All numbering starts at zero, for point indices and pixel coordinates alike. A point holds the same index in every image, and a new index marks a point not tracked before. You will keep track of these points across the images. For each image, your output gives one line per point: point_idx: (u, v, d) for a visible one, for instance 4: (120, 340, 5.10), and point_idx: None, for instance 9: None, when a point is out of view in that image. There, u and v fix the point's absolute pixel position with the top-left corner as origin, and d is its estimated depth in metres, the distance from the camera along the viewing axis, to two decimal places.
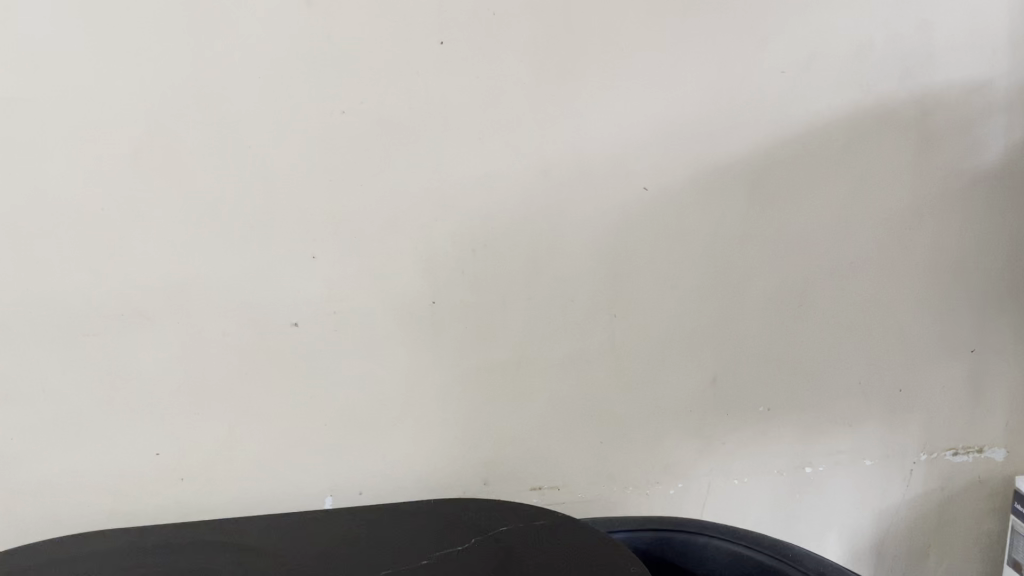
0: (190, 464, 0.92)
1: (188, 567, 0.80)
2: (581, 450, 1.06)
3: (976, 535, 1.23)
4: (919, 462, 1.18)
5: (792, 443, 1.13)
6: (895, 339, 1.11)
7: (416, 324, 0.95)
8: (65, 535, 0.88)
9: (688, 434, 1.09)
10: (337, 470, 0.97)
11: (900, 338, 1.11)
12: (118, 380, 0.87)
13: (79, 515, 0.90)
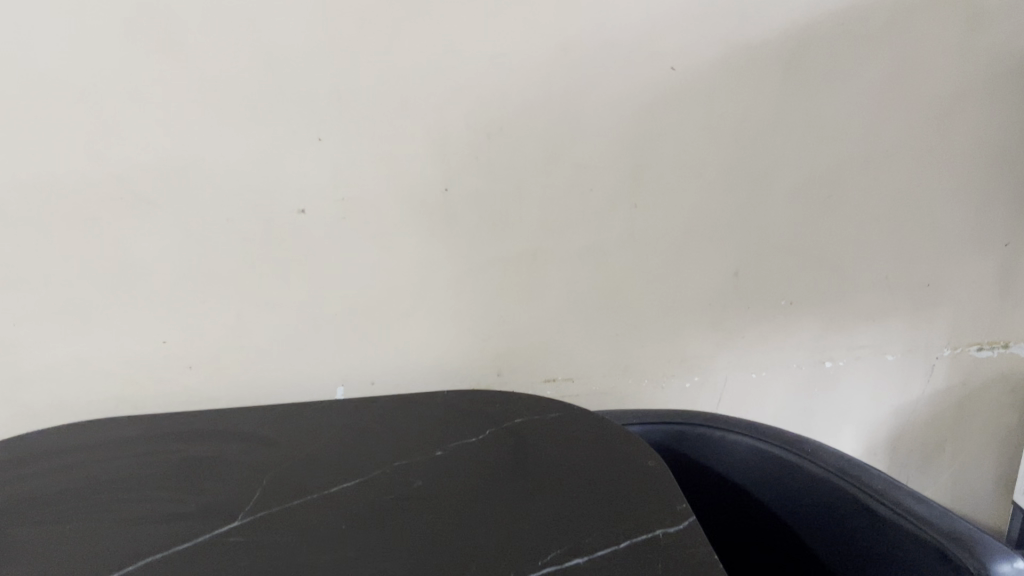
0: (198, 352, 0.91)
1: (201, 456, 0.79)
2: (597, 343, 1.04)
3: (993, 430, 1.23)
4: (943, 357, 1.15)
5: (813, 337, 1.10)
6: (925, 232, 1.07)
7: (429, 213, 0.91)
8: (75, 422, 0.87)
9: (706, 328, 1.07)
10: (348, 360, 0.96)
11: (930, 231, 1.07)
12: (120, 269, 0.84)
13: (88, 401, 0.89)
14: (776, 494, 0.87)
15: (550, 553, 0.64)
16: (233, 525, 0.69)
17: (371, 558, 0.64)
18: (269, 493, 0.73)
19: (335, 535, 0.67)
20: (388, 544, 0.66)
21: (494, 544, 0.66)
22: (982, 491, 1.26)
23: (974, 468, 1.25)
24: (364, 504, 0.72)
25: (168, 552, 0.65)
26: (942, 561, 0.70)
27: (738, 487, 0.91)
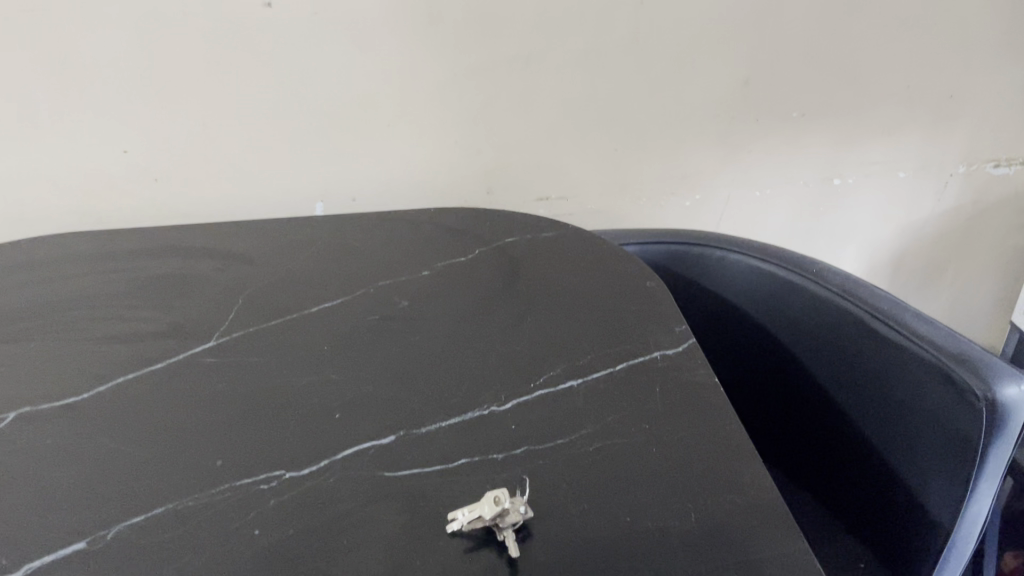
0: (164, 163, 0.84)
1: (173, 274, 0.75)
2: (594, 157, 0.98)
3: (999, 250, 1.20)
4: (957, 175, 1.10)
5: (823, 153, 1.04)
6: (955, 37, 0.98)
7: (412, 10, 0.81)
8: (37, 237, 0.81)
9: (711, 142, 1.00)
10: (328, 175, 0.90)
11: (961, 36, 0.98)
12: (67, 71, 0.75)
13: (48, 215, 0.84)
14: (776, 316, 0.84)
15: (542, 376, 0.61)
16: (208, 346, 0.65)
17: (356, 382, 0.61)
18: (245, 312, 0.69)
19: (316, 357, 0.64)
20: (373, 367, 0.63)
21: (484, 366, 0.63)
22: (977, 309, 1.26)
23: (972, 286, 1.23)
24: (347, 324, 0.68)
25: (141, 375, 0.62)
26: (945, 383, 0.68)
27: (738, 309, 0.88)
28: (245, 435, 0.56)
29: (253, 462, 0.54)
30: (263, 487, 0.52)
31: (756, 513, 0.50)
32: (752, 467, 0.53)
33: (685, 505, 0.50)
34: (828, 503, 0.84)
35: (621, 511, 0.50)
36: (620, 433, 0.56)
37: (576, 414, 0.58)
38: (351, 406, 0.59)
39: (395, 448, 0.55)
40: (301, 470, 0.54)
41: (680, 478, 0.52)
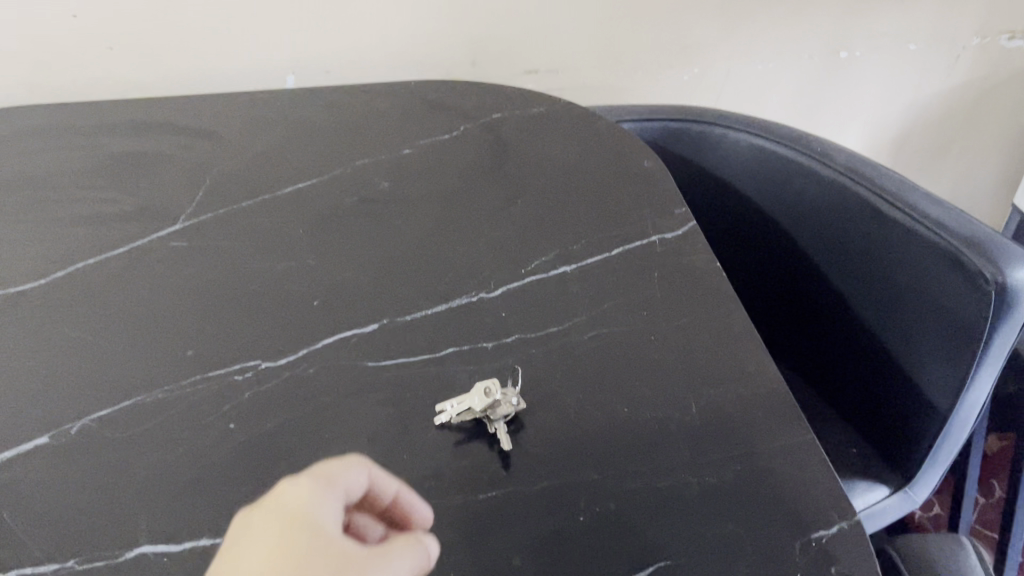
0: (118, 30, 0.76)
1: (134, 150, 0.69)
2: (586, 27, 0.91)
3: (1007, 129, 1.15)
4: (969, 48, 1.04)
5: (830, 24, 0.97)
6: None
7: None
8: None
9: (712, 11, 0.93)
10: (299, 43, 0.83)
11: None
12: None
13: None
14: (776, 196, 0.80)
15: (534, 261, 0.58)
16: (175, 229, 0.61)
17: (335, 267, 0.58)
18: (215, 191, 0.65)
19: (293, 240, 0.60)
20: (354, 250, 0.59)
21: (472, 249, 0.59)
22: (977, 189, 1.22)
23: (975, 166, 1.20)
24: (324, 204, 0.64)
25: (104, 259, 0.58)
26: (954, 268, 0.65)
27: (736, 189, 0.84)
28: (217, 323, 0.53)
29: (225, 351, 0.51)
30: (238, 378, 0.49)
31: (759, 404, 0.47)
32: (755, 356, 0.50)
33: (687, 395, 0.48)
34: (821, 386, 0.83)
35: (618, 401, 0.48)
36: (617, 321, 0.53)
37: (570, 300, 0.54)
38: (331, 292, 0.55)
39: (379, 337, 0.52)
40: (278, 360, 0.50)
41: (678, 366, 0.50)
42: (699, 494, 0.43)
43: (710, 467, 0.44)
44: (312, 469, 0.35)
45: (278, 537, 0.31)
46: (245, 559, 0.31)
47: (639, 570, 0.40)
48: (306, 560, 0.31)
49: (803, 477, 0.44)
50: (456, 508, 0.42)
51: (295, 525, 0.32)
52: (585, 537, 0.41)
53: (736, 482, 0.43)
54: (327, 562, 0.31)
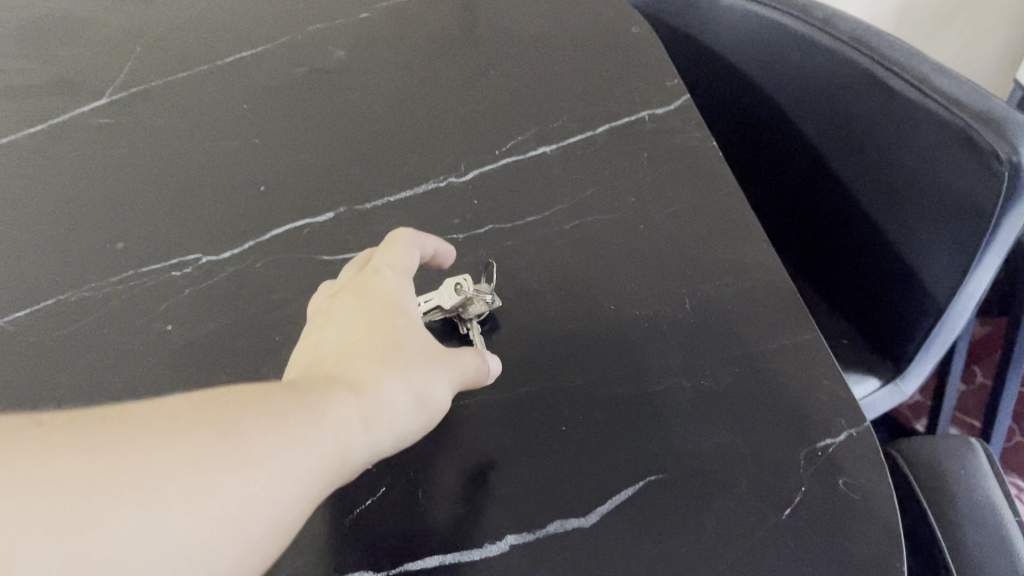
0: None
1: (54, 14, 0.61)
2: None
3: None
4: None
5: None
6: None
7: None
8: None
9: None
10: None
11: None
12: None
13: None
14: (773, 68, 0.73)
15: (508, 141, 0.51)
16: (100, 105, 0.54)
17: (285, 148, 0.51)
18: (145, 60, 0.57)
19: (236, 118, 0.53)
20: (307, 129, 0.52)
21: (438, 128, 0.52)
22: (990, 67, 1.10)
23: None
24: (269, 76, 0.56)
25: (21, 141, 0.51)
26: (964, 145, 0.58)
27: (730, 61, 0.77)
28: (152, 214, 0.47)
29: (161, 245, 0.45)
30: (176, 274, 0.44)
31: (760, 299, 0.42)
32: (757, 246, 0.45)
33: (680, 291, 0.43)
34: (822, 270, 0.79)
35: (604, 299, 0.43)
36: (601, 208, 0.47)
37: (550, 185, 0.48)
38: (280, 176, 0.49)
39: (334, 227, 0.46)
40: (220, 254, 0.45)
41: (669, 258, 0.45)
42: (694, 401, 0.38)
43: (705, 370, 0.40)
44: (388, 260, 0.38)
45: (369, 316, 0.35)
46: (341, 334, 0.35)
47: (628, 485, 0.36)
48: (393, 330, 0.35)
49: (809, 379, 0.39)
50: None
51: (380, 309, 0.36)
52: (567, 448, 0.37)
53: (734, 386, 0.39)
54: (410, 341, 0.35)
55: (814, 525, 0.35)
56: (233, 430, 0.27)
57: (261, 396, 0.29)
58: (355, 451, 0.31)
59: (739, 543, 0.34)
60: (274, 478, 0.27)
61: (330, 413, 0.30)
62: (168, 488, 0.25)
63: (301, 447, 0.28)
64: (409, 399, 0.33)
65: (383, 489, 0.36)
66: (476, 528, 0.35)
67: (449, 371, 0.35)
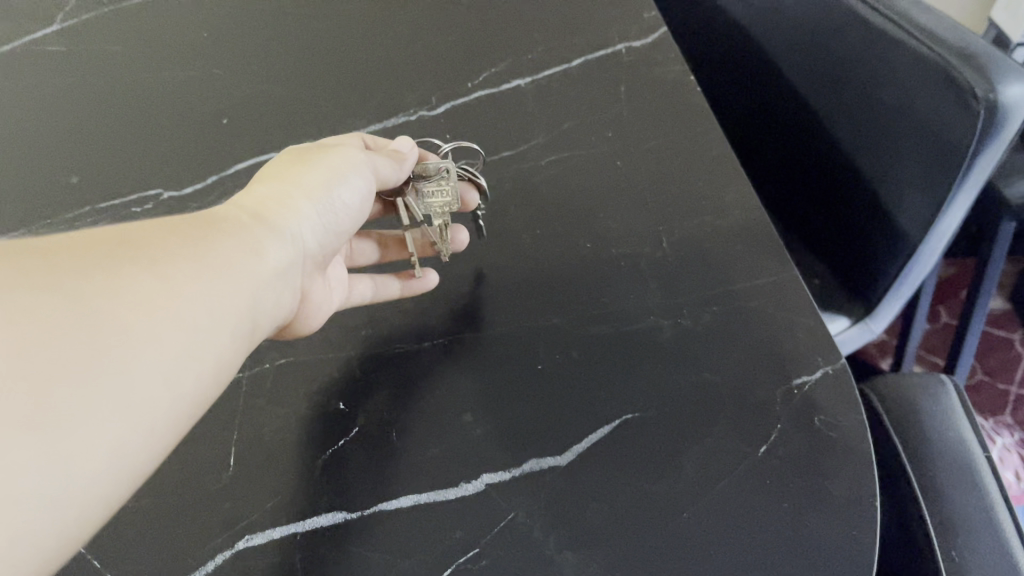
0: None
1: None
2: None
3: None
4: None
5: None
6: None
7: None
8: None
9: None
10: None
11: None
12: None
13: None
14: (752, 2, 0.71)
15: (481, 74, 0.49)
16: (51, 31, 0.51)
17: (246, 79, 0.49)
18: None
19: (193, 45, 0.50)
20: (269, 59, 0.50)
21: (407, 59, 0.50)
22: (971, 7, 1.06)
23: None
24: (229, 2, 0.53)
25: None
26: (944, 83, 0.57)
27: None
28: (108, 147, 0.45)
29: (119, 180, 0.43)
30: (136, 211, 0.42)
31: (739, 237, 0.42)
32: (737, 183, 0.44)
33: (658, 227, 0.42)
34: (800, 210, 0.79)
35: (582, 236, 0.42)
36: (577, 143, 0.46)
37: (524, 120, 0.47)
38: (243, 108, 0.47)
39: None
40: (182, 189, 0.43)
41: (645, 194, 0.44)
42: (672, 340, 0.38)
43: (683, 309, 0.39)
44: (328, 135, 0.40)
45: (294, 154, 0.36)
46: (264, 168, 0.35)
47: (603, 425, 0.35)
48: (312, 155, 0.36)
49: (788, 317, 0.39)
50: (396, 360, 0.37)
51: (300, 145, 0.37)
52: (542, 389, 0.36)
53: (712, 325, 0.39)
54: (322, 161, 0.35)
55: (790, 461, 0.34)
56: (112, 278, 0.24)
57: (135, 239, 0.25)
58: (265, 293, 0.29)
59: (715, 481, 0.34)
60: (205, 299, 0.25)
61: (225, 255, 0.27)
62: (119, 293, 0.23)
63: (228, 281, 0.27)
64: (317, 208, 0.34)
65: (355, 430, 0.35)
66: (452, 468, 0.34)
67: (351, 176, 0.35)
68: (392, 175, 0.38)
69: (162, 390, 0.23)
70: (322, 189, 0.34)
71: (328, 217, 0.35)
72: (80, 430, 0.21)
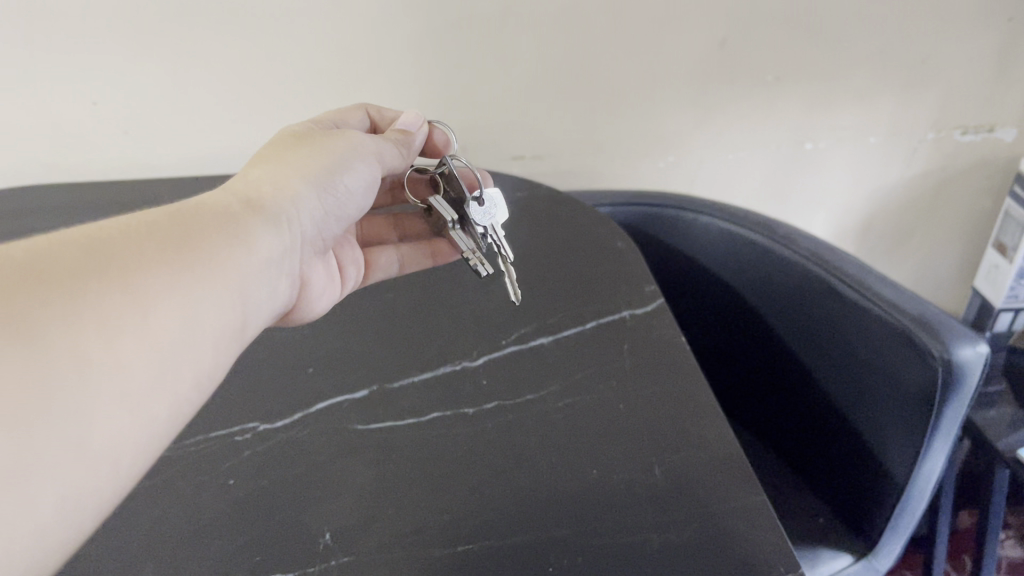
0: (134, 115, 0.83)
1: None
2: (565, 120, 0.94)
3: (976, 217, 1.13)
4: (924, 142, 1.03)
5: (795, 119, 0.98)
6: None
7: None
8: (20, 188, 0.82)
9: (684, 108, 0.95)
10: None
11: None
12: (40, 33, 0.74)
13: (29, 162, 0.85)
14: (748, 276, 0.85)
15: (512, 334, 0.63)
16: None
17: (326, 339, 0.64)
18: None
19: None
20: (349, 329, 0.65)
21: (456, 331, 0.64)
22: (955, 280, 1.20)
23: (949, 247, 1.19)
24: None
25: None
26: (907, 344, 0.68)
27: (711, 272, 0.89)
28: (219, 391, 0.58)
29: (226, 416, 0.56)
30: (237, 438, 0.54)
31: (715, 467, 0.51)
32: (716, 424, 0.54)
33: (650, 458, 0.52)
34: (805, 460, 0.86)
35: (589, 463, 0.52)
36: (587, 389, 0.57)
37: (546, 370, 0.59)
38: (325, 364, 0.61)
39: (367, 403, 0.57)
40: (274, 423, 0.55)
41: (641, 430, 0.54)
42: (660, 550, 0.46)
43: (670, 525, 0.48)
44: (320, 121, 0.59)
45: (288, 148, 0.54)
46: (261, 164, 0.53)
47: None
48: (308, 142, 0.55)
49: (753, 532, 0.47)
50: (435, 561, 0.46)
51: (301, 134, 0.56)
52: None
53: (693, 537, 0.47)
54: (317, 155, 0.53)
55: None
56: (150, 264, 0.38)
57: (155, 234, 0.40)
58: (256, 274, 0.45)
59: None
60: (212, 279, 0.41)
61: (223, 247, 0.43)
62: (157, 280, 0.37)
63: (228, 264, 0.42)
64: (313, 187, 0.52)
65: None
66: None
67: (352, 165, 0.55)
68: (396, 158, 0.59)
69: (191, 343, 0.38)
70: (314, 181, 0.52)
71: (322, 189, 0.53)
72: (151, 372, 0.36)
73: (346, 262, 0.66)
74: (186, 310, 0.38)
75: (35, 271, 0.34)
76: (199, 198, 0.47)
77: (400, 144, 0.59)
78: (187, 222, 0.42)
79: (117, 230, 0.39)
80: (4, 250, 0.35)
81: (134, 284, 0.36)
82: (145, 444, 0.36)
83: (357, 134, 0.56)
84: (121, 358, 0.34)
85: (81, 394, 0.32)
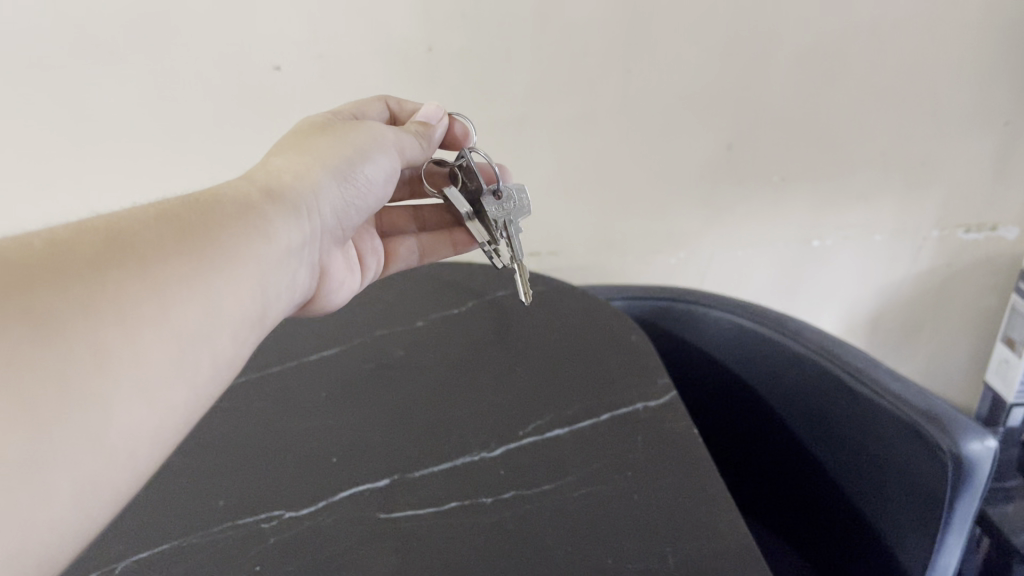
0: None
1: None
2: (580, 218, 0.98)
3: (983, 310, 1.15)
4: (929, 239, 1.06)
5: (801, 217, 1.02)
6: (973, 75, 0.90)
7: (411, 71, 0.81)
8: None
9: (694, 207, 0.99)
10: None
11: (952, 86, 0.91)
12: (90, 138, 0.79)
13: None
14: (759, 369, 0.87)
15: (530, 424, 0.65)
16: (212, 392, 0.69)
17: (351, 430, 0.66)
18: None
19: (315, 406, 0.69)
20: (371, 419, 0.67)
21: (475, 422, 0.66)
22: None
23: (959, 340, 1.20)
24: (345, 373, 0.74)
25: None
26: (916, 438, 0.69)
27: (723, 364, 0.91)
28: (247, 479, 0.60)
29: (253, 503, 0.58)
30: (264, 525, 0.56)
31: (728, 556, 0.52)
32: (728, 516, 0.55)
33: (664, 547, 0.53)
34: (818, 554, 0.86)
35: (604, 552, 0.53)
36: (602, 479, 0.59)
37: (562, 460, 0.61)
38: (348, 453, 0.63)
39: (388, 491, 0.59)
40: (299, 510, 0.57)
41: (655, 520, 0.55)
42: None
43: None
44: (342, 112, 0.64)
45: (305, 139, 0.58)
46: (280, 157, 0.57)
47: None
48: (325, 133, 0.59)
49: None
50: None
51: (321, 125, 0.60)
52: None
53: None
54: (334, 145, 0.57)
55: None
56: (177, 244, 0.41)
57: (177, 220, 0.43)
58: (275, 257, 0.48)
59: None
60: (235, 260, 0.44)
61: (243, 231, 0.46)
62: (183, 258, 0.41)
63: (249, 247, 0.46)
64: (333, 173, 0.56)
65: None
66: None
67: (373, 155, 0.59)
68: (418, 150, 0.63)
69: (218, 317, 0.42)
70: (333, 169, 0.56)
71: (341, 177, 0.57)
72: (182, 339, 0.39)
73: (369, 251, 0.73)
74: (211, 286, 0.41)
75: (67, 253, 0.37)
76: (222, 188, 0.50)
77: (422, 136, 0.63)
78: (207, 210, 0.46)
79: (143, 219, 0.42)
80: (29, 238, 0.38)
81: (164, 263, 0.39)
82: (170, 425, 0.38)
83: (377, 125, 0.60)
84: (155, 327, 0.37)
85: (121, 363, 0.35)
